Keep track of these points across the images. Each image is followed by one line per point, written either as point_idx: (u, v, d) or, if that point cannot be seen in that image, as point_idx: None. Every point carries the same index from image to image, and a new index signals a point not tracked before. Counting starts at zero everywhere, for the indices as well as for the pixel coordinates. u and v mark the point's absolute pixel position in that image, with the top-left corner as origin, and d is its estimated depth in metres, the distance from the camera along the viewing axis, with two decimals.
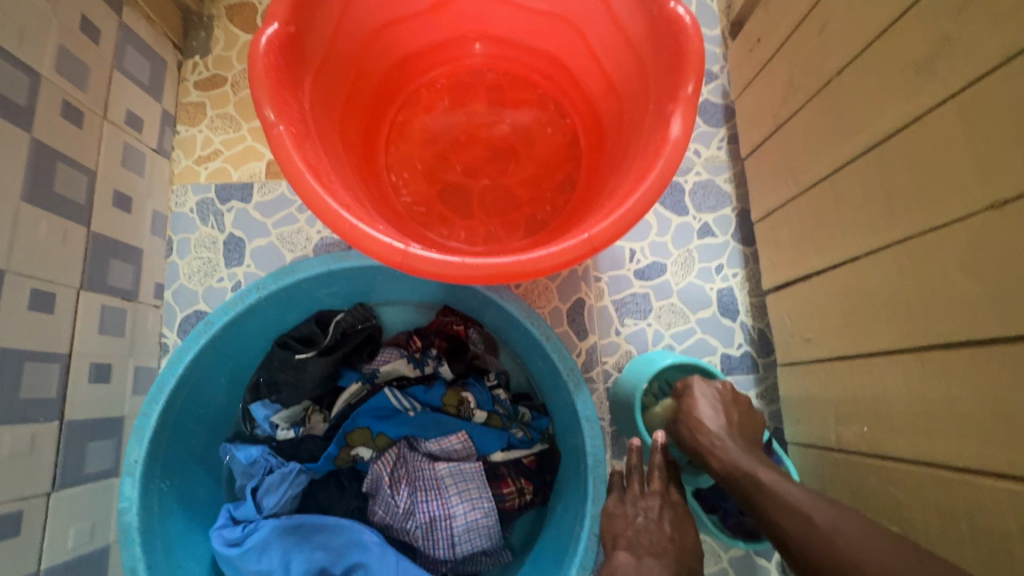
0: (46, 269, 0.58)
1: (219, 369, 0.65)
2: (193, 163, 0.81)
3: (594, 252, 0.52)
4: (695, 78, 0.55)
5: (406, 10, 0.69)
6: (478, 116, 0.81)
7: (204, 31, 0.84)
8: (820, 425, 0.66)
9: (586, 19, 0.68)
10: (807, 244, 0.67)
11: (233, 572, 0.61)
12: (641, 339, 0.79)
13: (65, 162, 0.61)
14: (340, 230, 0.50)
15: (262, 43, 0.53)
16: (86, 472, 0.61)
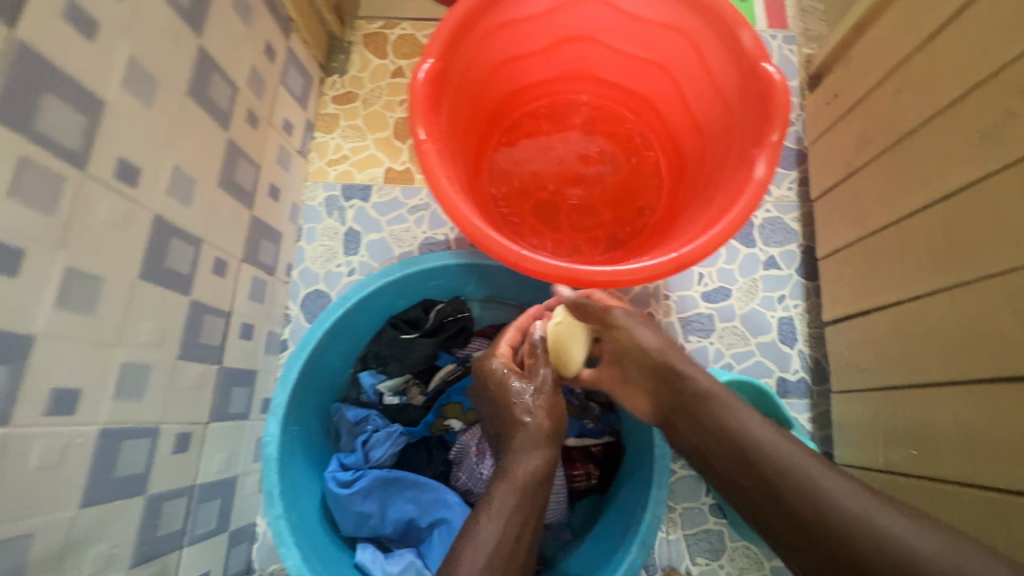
0: (225, 242, 0.71)
1: (344, 337, 0.76)
2: (324, 164, 0.94)
3: (680, 269, 0.62)
4: (780, 128, 0.64)
5: (524, 51, 0.80)
6: (571, 142, 0.92)
7: (344, 54, 0.99)
8: (871, 448, 0.71)
9: (680, 69, 0.78)
10: (869, 282, 0.74)
11: (340, 510, 0.72)
12: (703, 355, 0.86)
13: (246, 156, 0.75)
14: (471, 232, 0.62)
15: (420, 77, 0.65)
16: (229, 412, 0.73)
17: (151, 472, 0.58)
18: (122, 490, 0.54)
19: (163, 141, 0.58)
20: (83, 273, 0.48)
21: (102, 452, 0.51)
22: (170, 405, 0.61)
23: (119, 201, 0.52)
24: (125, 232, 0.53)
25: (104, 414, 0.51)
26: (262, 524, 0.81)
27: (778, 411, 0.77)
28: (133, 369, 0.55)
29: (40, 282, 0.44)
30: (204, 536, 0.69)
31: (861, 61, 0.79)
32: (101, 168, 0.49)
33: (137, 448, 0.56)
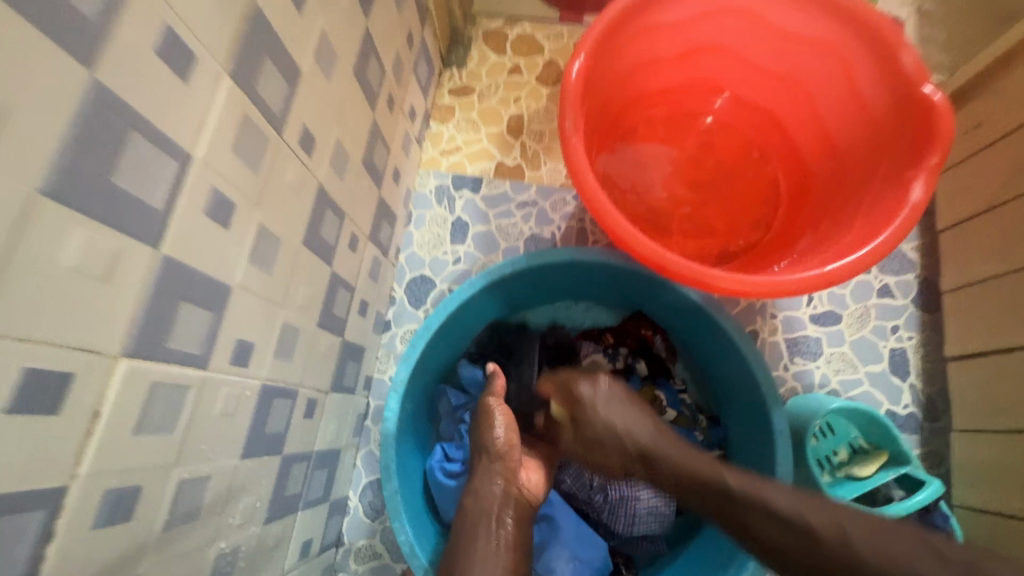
0: (359, 218, 0.73)
1: (459, 323, 0.77)
2: (437, 153, 0.96)
3: (829, 285, 0.60)
4: (941, 151, 0.62)
5: (661, 56, 0.80)
6: (686, 151, 0.91)
7: (463, 48, 1.01)
8: (1004, 492, 0.69)
9: (821, 85, 0.76)
10: (1010, 320, 0.71)
11: (443, 496, 0.74)
12: (808, 379, 0.83)
13: (382, 138, 0.77)
14: (615, 230, 0.62)
15: (573, 73, 0.65)
16: (343, 385, 0.75)
17: (287, 433, 0.59)
18: (269, 447, 0.55)
19: (333, 115, 0.60)
20: (270, 231, 0.50)
21: (261, 406, 0.53)
22: (307, 370, 0.62)
23: (300, 168, 0.54)
24: (300, 197, 0.55)
25: (266, 369, 0.53)
26: (355, 500, 0.82)
27: (893, 444, 0.73)
28: (288, 329, 0.56)
29: (244, 235, 0.46)
30: (313, 503, 0.70)
31: (1009, 92, 0.77)
32: (293, 133, 0.51)
33: (282, 407, 0.58)
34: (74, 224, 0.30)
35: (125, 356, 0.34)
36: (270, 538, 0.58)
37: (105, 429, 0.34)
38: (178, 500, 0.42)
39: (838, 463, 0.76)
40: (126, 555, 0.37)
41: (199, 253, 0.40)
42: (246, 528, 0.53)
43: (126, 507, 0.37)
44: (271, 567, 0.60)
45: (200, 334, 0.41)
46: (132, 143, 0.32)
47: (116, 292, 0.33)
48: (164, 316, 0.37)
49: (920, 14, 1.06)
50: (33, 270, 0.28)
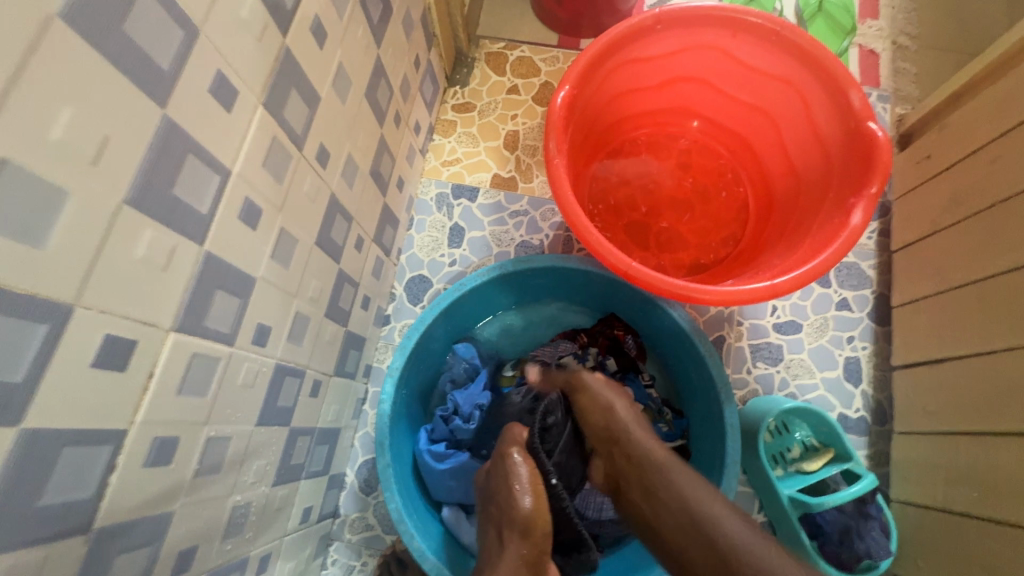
0: (366, 222, 0.82)
1: (451, 319, 0.86)
2: (439, 164, 1.05)
3: (775, 296, 0.68)
4: (880, 181, 0.70)
5: (642, 85, 0.88)
6: (666, 171, 0.99)
7: (467, 68, 1.11)
8: (930, 486, 0.78)
9: (785, 116, 0.84)
10: (947, 333, 0.79)
11: (430, 475, 0.82)
12: (768, 382, 0.90)
13: (388, 150, 0.86)
14: (589, 241, 0.70)
15: (558, 101, 0.73)
16: (345, 370, 0.84)
17: (295, 408, 0.68)
18: (279, 418, 0.64)
19: (346, 133, 0.69)
20: (288, 233, 0.58)
21: (274, 382, 0.61)
22: (314, 355, 0.71)
23: (316, 179, 0.63)
24: (314, 204, 0.64)
25: (280, 350, 0.62)
26: (351, 476, 0.90)
27: (838, 442, 0.81)
28: (300, 318, 0.65)
29: (268, 235, 0.54)
30: (314, 474, 0.78)
31: (955, 128, 0.85)
32: (311, 150, 0.60)
33: (293, 384, 0.66)
34: (144, 225, 0.38)
35: (174, 330, 0.43)
36: (277, 499, 0.67)
37: (157, 387, 0.42)
38: (206, 453, 0.50)
39: (791, 459, 0.83)
40: (165, 493, 0.46)
41: (232, 249, 0.49)
42: (258, 486, 0.61)
43: (168, 453, 0.45)
44: (277, 525, 0.68)
45: (229, 316, 0.50)
46: (188, 161, 0.41)
47: (171, 278, 0.42)
48: (204, 299, 0.46)
49: (895, 45, 1.10)
50: (115, 258, 0.36)
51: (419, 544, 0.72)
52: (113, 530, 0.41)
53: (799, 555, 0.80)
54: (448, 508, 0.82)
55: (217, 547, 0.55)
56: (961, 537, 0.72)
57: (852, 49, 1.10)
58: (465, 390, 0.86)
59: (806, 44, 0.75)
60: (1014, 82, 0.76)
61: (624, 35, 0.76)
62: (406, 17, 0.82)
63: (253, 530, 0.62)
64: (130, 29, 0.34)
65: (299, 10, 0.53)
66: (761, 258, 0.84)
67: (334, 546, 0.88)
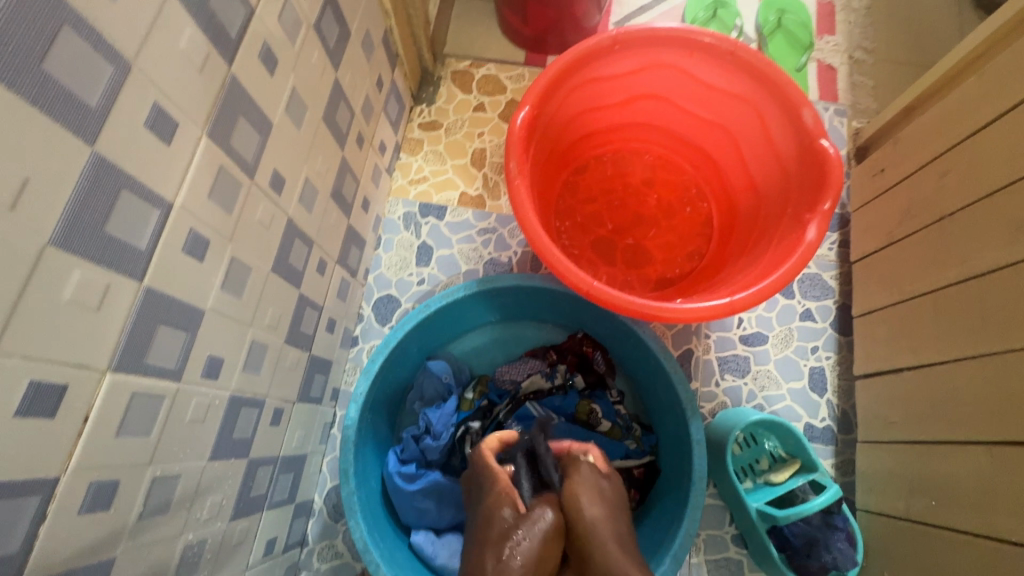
0: (329, 245, 0.81)
1: (418, 340, 0.85)
2: (406, 182, 1.05)
3: (735, 312, 0.69)
4: (833, 197, 0.71)
5: (603, 103, 0.89)
6: (632, 186, 1.00)
7: (433, 86, 1.11)
8: (892, 496, 0.79)
9: (743, 133, 0.86)
10: (903, 344, 0.81)
11: (397, 498, 0.81)
12: (736, 394, 0.91)
13: (351, 172, 0.85)
14: (551, 261, 0.70)
15: (518, 122, 0.73)
16: (310, 395, 0.82)
17: (253, 439, 0.66)
18: (236, 450, 0.62)
19: (303, 156, 0.68)
20: (240, 261, 0.57)
21: (229, 413, 0.60)
22: (274, 382, 0.69)
23: (270, 206, 0.62)
24: (269, 231, 0.63)
25: (234, 381, 0.60)
26: (319, 502, 0.89)
27: (803, 452, 0.82)
28: (256, 346, 0.64)
29: (218, 266, 0.53)
30: (278, 504, 0.76)
31: (907, 144, 0.87)
32: (264, 177, 0.59)
33: (251, 415, 0.65)
34: (73, 265, 0.37)
35: (110, 370, 0.41)
36: (236, 533, 0.65)
37: (93, 431, 0.41)
38: (151, 494, 0.49)
39: (760, 471, 0.84)
40: (105, 538, 0.44)
41: (175, 283, 0.47)
42: (213, 522, 0.59)
43: (107, 497, 0.43)
44: (235, 560, 0.66)
45: (175, 351, 0.49)
46: (122, 197, 0.40)
47: (105, 317, 0.40)
48: (145, 336, 0.45)
49: (851, 60, 1.14)
50: (42, 300, 0.35)
51: (385, 573, 0.70)
52: None
53: (768, 566, 0.81)
54: (419, 532, 0.80)
55: None
56: (923, 547, 0.73)
57: (810, 64, 1.13)
58: (439, 408, 0.85)
59: (758, 63, 0.76)
60: (957, 101, 0.79)
61: (582, 55, 0.77)
62: (366, 38, 0.81)
63: (209, 567, 0.60)
64: (51, 67, 0.34)
65: (245, 37, 0.52)
66: (725, 273, 0.84)
67: None
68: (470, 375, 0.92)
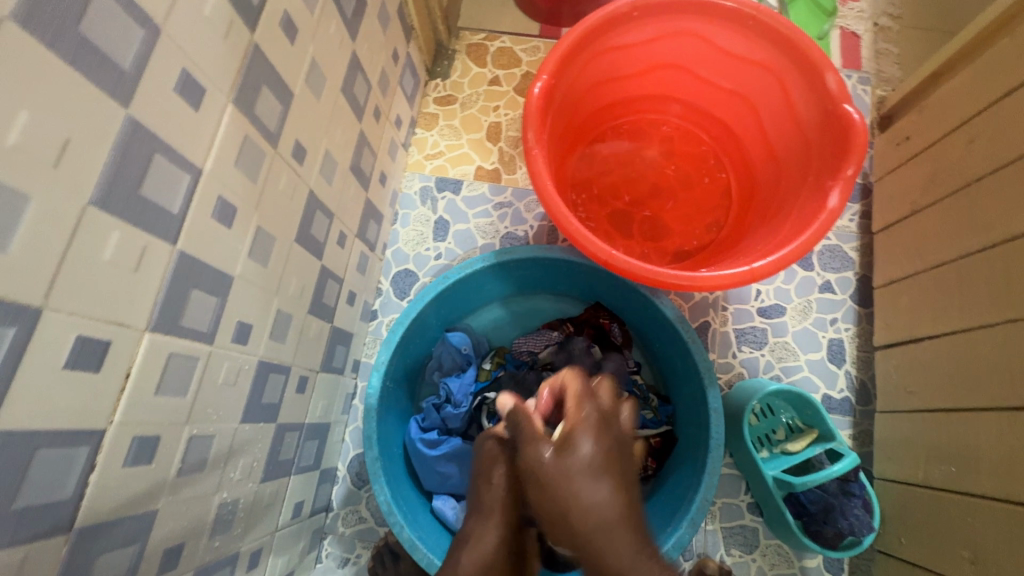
0: (348, 218, 0.82)
1: (438, 311, 0.87)
2: (422, 157, 1.05)
3: (755, 281, 0.68)
4: (856, 164, 0.70)
5: (620, 72, 0.88)
6: (650, 158, 0.99)
7: (448, 60, 1.10)
8: (911, 464, 0.79)
9: (764, 101, 0.84)
10: (925, 313, 0.80)
11: (420, 463, 0.83)
12: (753, 366, 0.91)
13: (369, 146, 0.86)
14: (569, 231, 0.70)
15: (535, 92, 0.73)
16: (332, 365, 0.84)
17: (280, 405, 0.68)
18: (265, 415, 0.64)
19: (323, 128, 0.69)
20: (265, 230, 0.58)
21: (258, 378, 0.62)
22: (299, 351, 0.71)
23: (292, 176, 0.63)
24: (292, 202, 0.64)
25: (262, 348, 0.62)
26: (343, 470, 0.91)
27: (822, 422, 0.82)
28: (282, 315, 0.65)
29: (244, 234, 0.54)
30: (304, 469, 0.79)
31: (932, 110, 0.85)
32: (286, 147, 0.60)
33: (278, 381, 0.67)
34: (113, 226, 0.38)
35: (149, 330, 0.43)
36: (267, 495, 0.68)
37: (134, 387, 0.42)
38: (188, 452, 0.51)
39: (776, 441, 0.85)
40: (149, 490, 0.46)
41: (206, 248, 0.49)
42: (246, 482, 0.62)
43: (148, 452, 0.45)
44: (267, 520, 0.69)
45: (207, 315, 0.50)
46: (155, 160, 0.41)
47: (144, 278, 0.42)
48: (180, 299, 0.46)
49: (876, 27, 1.10)
50: (84, 259, 0.37)
51: (409, 534, 0.72)
52: (95, 528, 0.41)
53: (784, 534, 0.82)
54: (440, 497, 0.83)
55: (204, 544, 0.56)
56: (941, 513, 0.73)
57: (834, 32, 1.10)
58: (459, 378, 0.87)
59: (781, 27, 0.75)
60: (988, 63, 0.77)
61: (600, 23, 0.76)
62: (381, 10, 0.81)
63: (242, 526, 0.63)
64: (87, 29, 0.35)
65: (266, 5, 0.52)
66: (745, 243, 0.84)
67: (328, 539, 0.89)
68: (489, 347, 0.93)
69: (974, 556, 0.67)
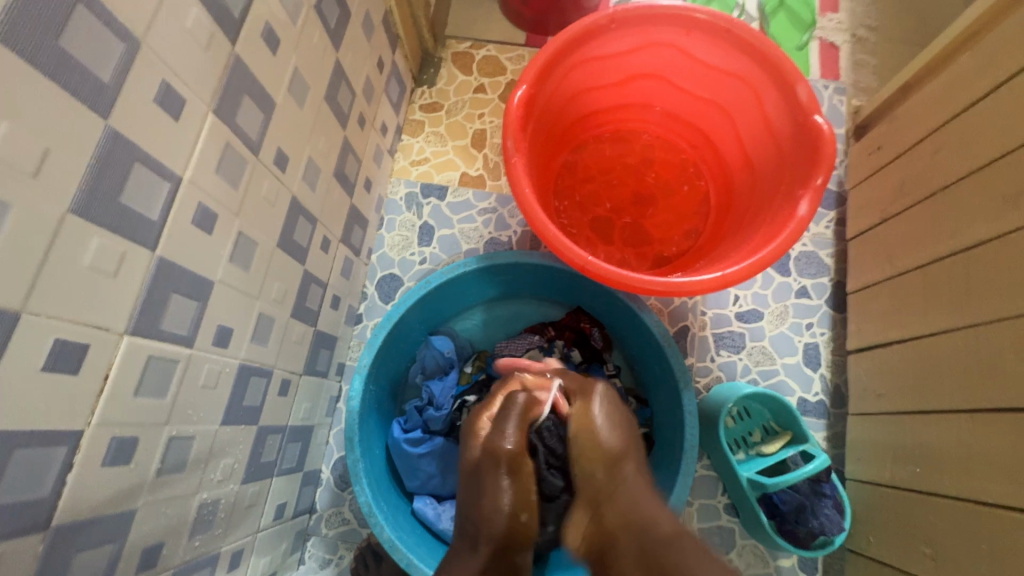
0: (332, 224, 0.83)
1: (421, 314, 0.88)
2: (408, 163, 1.07)
3: (726, 286, 0.70)
4: (825, 173, 0.72)
5: (601, 82, 0.90)
6: (631, 165, 1.01)
7: (434, 67, 1.12)
8: (879, 464, 0.81)
9: (740, 111, 0.86)
10: (892, 318, 0.83)
11: (402, 464, 0.84)
12: (731, 369, 0.93)
13: (353, 153, 0.87)
14: (547, 237, 0.72)
15: (515, 101, 0.74)
16: (315, 369, 0.85)
17: (262, 407, 0.69)
18: (246, 417, 0.65)
19: (306, 137, 0.70)
20: (247, 236, 0.60)
21: (239, 381, 0.63)
22: (281, 354, 0.72)
23: (274, 183, 0.64)
24: (274, 208, 0.65)
25: (243, 351, 0.63)
26: (327, 472, 0.92)
27: (796, 425, 0.84)
28: (263, 318, 0.66)
29: (226, 240, 0.56)
30: (287, 471, 0.80)
31: (902, 121, 0.88)
32: (268, 154, 0.62)
33: (260, 383, 0.68)
34: (91, 233, 0.39)
35: (128, 333, 0.44)
36: (248, 496, 0.69)
37: (113, 388, 0.44)
38: (168, 453, 0.52)
39: (752, 443, 0.87)
40: (127, 491, 0.47)
41: (186, 254, 0.50)
42: (226, 482, 0.63)
43: (127, 452, 0.46)
44: (247, 522, 0.70)
45: (187, 319, 0.51)
46: (135, 169, 0.42)
47: (122, 284, 0.43)
48: (159, 303, 0.47)
49: (853, 38, 1.13)
50: (63, 264, 0.38)
51: (389, 534, 0.73)
52: (73, 528, 0.42)
53: (759, 534, 0.83)
54: (421, 498, 0.84)
55: (184, 544, 0.57)
56: (906, 512, 0.75)
57: (812, 43, 1.13)
58: (442, 380, 0.88)
59: (754, 40, 0.77)
60: (953, 76, 0.79)
61: (578, 35, 0.78)
62: (366, 20, 0.83)
63: (223, 526, 0.64)
64: (67, 45, 0.36)
65: (248, 18, 0.54)
66: (721, 249, 0.86)
67: (311, 541, 0.90)
68: (472, 350, 0.95)
69: (935, 552, 0.69)
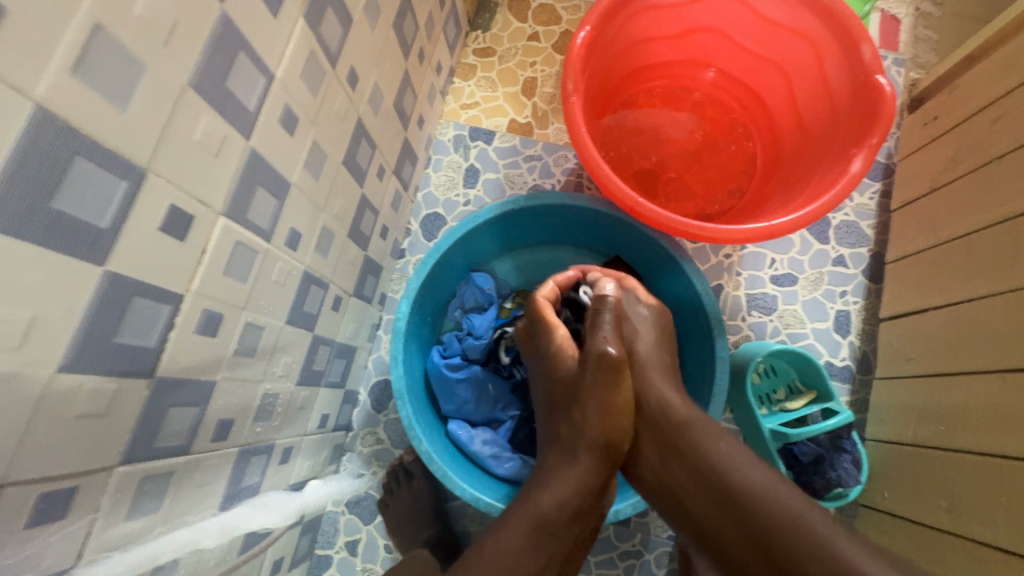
0: (388, 153, 0.86)
1: (465, 249, 0.91)
2: (458, 107, 1.08)
3: (772, 236, 0.72)
4: (881, 134, 0.73)
5: (660, 33, 0.90)
6: (680, 122, 1.02)
7: (489, 13, 1.12)
8: (902, 424, 0.83)
9: (798, 71, 0.86)
10: (931, 285, 0.84)
11: (439, 388, 0.89)
12: (761, 329, 0.95)
13: (411, 87, 0.89)
14: (600, 177, 0.74)
15: (578, 41, 0.75)
16: (362, 293, 0.89)
17: (318, 316, 0.73)
18: (305, 321, 0.70)
19: (374, 61, 0.72)
20: (320, 146, 0.63)
21: (302, 286, 0.66)
22: (337, 270, 0.76)
23: (345, 101, 0.67)
24: (343, 124, 0.68)
25: (308, 259, 0.67)
26: (364, 394, 0.97)
27: (821, 383, 0.87)
28: (326, 231, 0.70)
29: (303, 146, 0.59)
30: (332, 385, 0.85)
31: (962, 91, 0.87)
32: (343, 71, 0.64)
33: (317, 293, 0.72)
34: (202, 110, 0.42)
35: (223, 214, 0.48)
36: (300, 399, 0.73)
37: (208, 262, 0.47)
38: (244, 336, 0.56)
39: (776, 400, 0.89)
40: (211, 362, 0.51)
41: (270, 150, 0.53)
42: (285, 379, 0.67)
43: (214, 326, 0.50)
44: (298, 423, 0.75)
45: (267, 213, 0.55)
46: (239, 58, 0.45)
47: (221, 164, 0.46)
48: (248, 192, 0.51)
49: (918, 11, 1.11)
50: (179, 134, 0.41)
51: (427, 447, 0.78)
52: (169, 382, 0.46)
53: None
54: (456, 422, 0.88)
55: (249, 427, 0.61)
56: (924, 467, 0.78)
57: (874, 13, 1.10)
58: (481, 315, 0.92)
59: None
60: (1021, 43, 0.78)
61: None
62: None
63: (279, 420, 0.69)
64: None
65: None
66: (765, 207, 0.87)
67: (346, 456, 0.95)
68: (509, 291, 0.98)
69: (951, 505, 0.72)
